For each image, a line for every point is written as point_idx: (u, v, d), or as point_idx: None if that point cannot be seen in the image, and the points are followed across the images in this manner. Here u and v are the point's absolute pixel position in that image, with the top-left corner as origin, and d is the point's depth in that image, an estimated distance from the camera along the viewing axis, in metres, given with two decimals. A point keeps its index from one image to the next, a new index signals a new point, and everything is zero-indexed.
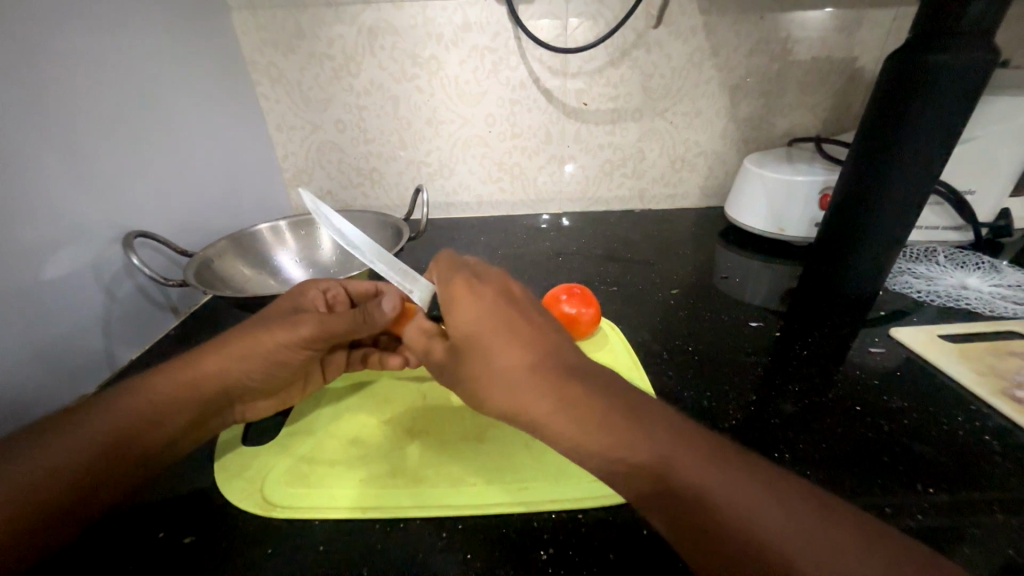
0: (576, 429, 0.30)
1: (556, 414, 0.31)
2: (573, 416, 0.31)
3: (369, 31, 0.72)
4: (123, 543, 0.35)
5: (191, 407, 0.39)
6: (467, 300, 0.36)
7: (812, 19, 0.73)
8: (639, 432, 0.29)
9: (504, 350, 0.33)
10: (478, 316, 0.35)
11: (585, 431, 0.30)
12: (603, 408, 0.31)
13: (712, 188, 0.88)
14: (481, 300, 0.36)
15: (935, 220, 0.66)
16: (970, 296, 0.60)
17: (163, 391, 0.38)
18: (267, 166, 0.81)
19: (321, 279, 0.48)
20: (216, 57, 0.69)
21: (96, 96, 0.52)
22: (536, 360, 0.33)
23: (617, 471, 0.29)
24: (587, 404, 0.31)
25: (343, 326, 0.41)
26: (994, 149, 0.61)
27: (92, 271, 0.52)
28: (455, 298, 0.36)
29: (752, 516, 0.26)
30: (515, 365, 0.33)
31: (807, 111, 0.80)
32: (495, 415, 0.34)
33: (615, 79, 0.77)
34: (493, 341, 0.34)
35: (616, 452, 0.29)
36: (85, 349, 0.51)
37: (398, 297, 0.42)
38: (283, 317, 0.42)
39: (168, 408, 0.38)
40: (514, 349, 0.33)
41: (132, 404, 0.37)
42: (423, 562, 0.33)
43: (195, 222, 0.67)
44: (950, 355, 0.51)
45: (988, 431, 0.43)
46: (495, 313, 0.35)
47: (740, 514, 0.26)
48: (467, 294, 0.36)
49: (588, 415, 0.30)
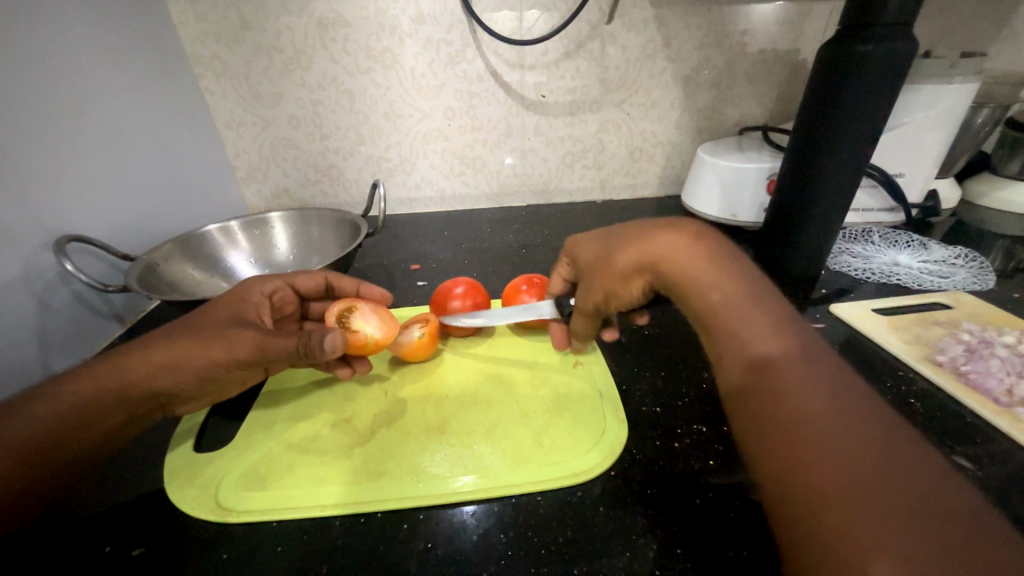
0: (667, 258, 0.40)
1: (666, 254, 0.40)
2: (692, 253, 0.40)
3: (319, 22, 0.70)
4: (67, 558, 0.34)
5: (118, 410, 0.37)
6: (587, 243, 0.47)
7: (757, 13, 0.76)
8: (699, 257, 0.39)
9: (623, 251, 0.42)
10: (596, 238, 0.47)
11: (682, 251, 0.40)
12: (678, 250, 0.40)
13: (670, 177, 0.90)
14: (594, 232, 0.48)
15: (870, 202, 0.71)
16: (900, 272, 0.65)
17: (92, 393, 0.36)
18: (217, 164, 0.78)
19: (265, 279, 0.47)
20: (154, 50, 0.66)
21: (19, 91, 0.48)
22: (637, 233, 0.43)
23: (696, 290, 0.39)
24: (673, 241, 0.41)
25: (285, 348, 0.39)
26: (919, 134, 0.66)
27: (22, 279, 0.49)
28: (580, 244, 0.48)
29: (762, 318, 0.36)
30: (635, 251, 0.41)
31: (755, 101, 0.84)
32: (643, 283, 0.42)
33: (572, 71, 0.78)
34: (613, 243, 0.44)
35: (693, 271, 0.39)
36: (16, 361, 0.48)
37: (340, 337, 0.40)
38: (221, 326, 0.39)
39: (97, 408, 0.36)
40: (630, 249, 0.42)
41: (50, 408, 0.35)
42: (384, 554, 0.33)
43: (137, 224, 0.63)
44: (881, 325, 0.55)
45: (913, 394, 0.47)
46: (600, 233, 0.47)
47: (765, 324, 0.36)
48: (582, 241, 0.48)
49: (671, 247, 0.40)
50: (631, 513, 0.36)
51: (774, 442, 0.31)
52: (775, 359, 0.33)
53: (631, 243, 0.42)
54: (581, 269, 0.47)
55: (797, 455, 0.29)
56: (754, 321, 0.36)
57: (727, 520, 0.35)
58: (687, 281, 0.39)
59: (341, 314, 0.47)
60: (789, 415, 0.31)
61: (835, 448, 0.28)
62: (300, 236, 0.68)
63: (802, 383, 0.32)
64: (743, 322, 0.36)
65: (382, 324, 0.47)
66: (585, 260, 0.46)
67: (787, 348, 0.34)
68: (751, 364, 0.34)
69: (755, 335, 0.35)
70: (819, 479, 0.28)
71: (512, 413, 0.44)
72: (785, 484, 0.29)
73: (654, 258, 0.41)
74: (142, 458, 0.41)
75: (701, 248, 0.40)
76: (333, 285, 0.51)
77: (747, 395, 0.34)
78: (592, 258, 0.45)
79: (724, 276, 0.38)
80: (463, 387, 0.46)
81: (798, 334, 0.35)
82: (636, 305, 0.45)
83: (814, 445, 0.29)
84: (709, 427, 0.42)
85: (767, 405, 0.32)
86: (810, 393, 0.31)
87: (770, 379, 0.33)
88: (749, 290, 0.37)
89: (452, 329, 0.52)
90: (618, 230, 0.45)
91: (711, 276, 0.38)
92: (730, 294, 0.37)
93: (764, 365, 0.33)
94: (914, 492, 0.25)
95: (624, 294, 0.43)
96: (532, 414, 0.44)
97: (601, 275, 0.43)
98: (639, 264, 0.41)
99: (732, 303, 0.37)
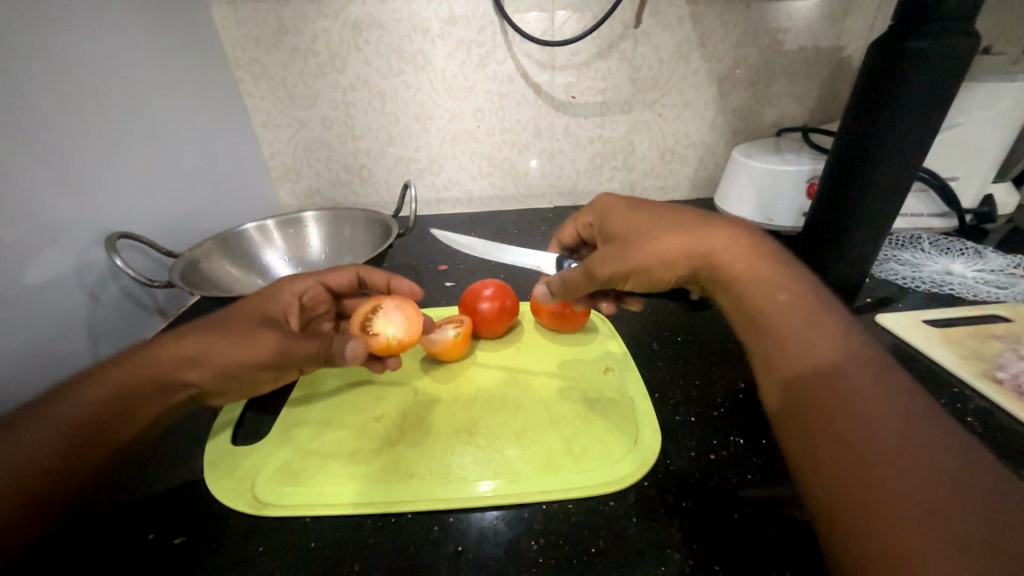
0: (720, 258, 0.40)
1: (706, 249, 0.40)
2: (742, 254, 0.40)
3: (354, 25, 0.71)
4: (112, 545, 0.35)
5: (161, 399, 0.39)
6: (621, 212, 0.45)
7: (798, 9, 0.73)
8: (757, 260, 0.39)
9: (663, 237, 0.41)
10: (626, 212, 0.44)
11: (733, 251, 0.40)
12: (727, 249, 0.40)
13: (702, 179, 0.88)
14: (623, 201, 0.46)
15: (919, 207, 0.67)
16: (953, 281, 0.61)
17: (132, 382, 0.38)
18: (254, 164, 0.80)
19: (298, 276, 0.48)
20: (199, 55, 0.68)
21: (77, 96, 0.51)
22: (679, 221, 0.42)
23: (747, 289, 0.38)
24: (720, 236, 0.41)
25: (308, 354, 0.39)
26: (976, 135, 0.62)
27: (75, 273, 0.51)
28: (608, 214, 0.45)
29: (823, 326, 0.35)
30: (677, 240, 0.40)
31: (794, 101, 0.81)
32: (682, 268, 0.41)
33: (603, 72, 0.77)
34: (648, 224, 0.42)
35: (743, 273, 0.39)
36: (69, 351, 0.51)
37: (363, 346, 0.40)
38: (251, 325, 0.40)
39: (143, 396, 0.38)
40: (671, 237, 0.41)
41: (91, 396, 0.36)
42: (414, 554, 0.34)
43: (180, 222, 0.66)
44: (933, 338, 0.52)
45: (970, 412, 0.44)
46: (631, 207, 0.45)
47: (829, 333, 0.34)
48: (615, 207, 0.46)
49: (720, 243, 0.40)
50: (666, 526, 0.35)
51: (826, 455, 0.29)
52: (832, 369, 0.32)
53: (672, 232, 0.41)
54: (607, 237, 0.45)
55: (854, 471, 0.28)
56: (815, 329, 0.35)
57: (768, 538, 0.33)
58: (738, 278, 0.39)
59: (368, 315, 0.48)
60: (845, 431, 0.29)
61: (904, 469, 0.27)
62: (332, 235, 0.69)
63: (863, 396, 0.30)
64: (800, 329, 0.35)
65: (406, 323, 0.46)
66: (612, 230, 0.44)
67: (850, 359, 0.32)
68: (807, 371, 0.33)
69: (813, 342, 0.34)
70: (880, 499, 0.26)
71: (542, 417, 0.43)
72: (839, 501, 0.28)
73: (694, 248, 0.40)
74: (183, 448, 0.42)
75: (758, 255, 0.40)
76: (365, 281, 0.52)
77: (798, 402, 0.32)
78: (623, 231, 0.43)
79: (780, 279, 0.38)
80: (492, 389, 0.46)
81: (864, 347, 0.33)
82: (655, 288, 0.43)
83: (873, 462, 0.28)
84: (746, 440, 0.41)
85: (822, 416, 0.31)
86: (871, 409, 0.30)
87: (827, 389, 0.31)
88: (815, 299, 0.37)
89: (481, 330, 0.52)
90: (655, 211, 0.43)
91: (767, 279, 0.38)
92: (795, 299, 0.37)
93: (828, 374, 0.32)
94: (984, 520, 0.24)
95: (656, 275, 0.41)
96: (561, 420, 0.43)
97: (635, 249, 0.41)
98: (684, 252, 0.40)
99: (797, 307, 0.36)
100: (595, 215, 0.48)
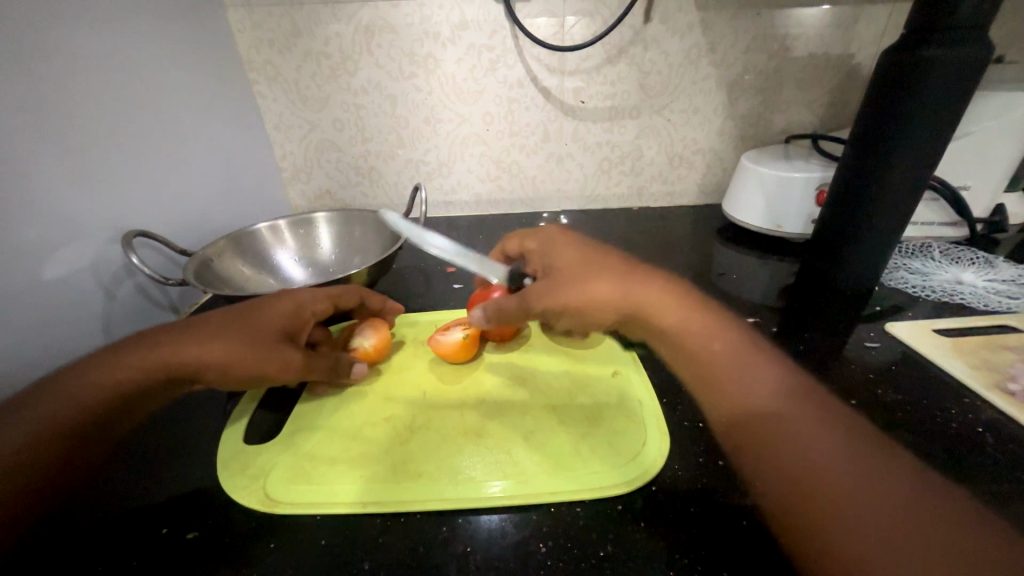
0: (645, 308, 0.47)
1: (635, 300, 0.47)
2: (666, 306, 0.47)
3: (366, 30, 0.72)
4: (126, 538, 0.35)
5: (168, 388, 0.40)
6: (563, 254, 0.52)
7: (808, 16, 0.73)
8: (683, 310, 0.46)
9: (595, 284, 0.47)
10: (571, 256, 0.51)
11: (659, 301, 0.47)
12: (659, 301, 0.47)
13: (710, 185, 0.88)
14: (568, 246, 0.53)
15: (930, 215, 0.67)
16: (964, 291, 0.61)
17: (122, 377, 0.38)
18: (265, 165, 0.81)
19: (318, 292, 0.48)
20: (214, 57, 0.69)
21: (94, 97, 0.52)
22: (615, 273, 0.49)
23: (684, 336, 0.45)
24: (642, 284, 0.48)
25: (320, 370, 0.44)
26: (989, 144, 0.62)
27: (92, 270, 0.52)
28: (556, 253, 0.52)
29: (752, 372, 0.40)
30: (607, 287, 0.47)
31: (804, 108, 0.80)
32: (601, 311, 0.47)
33: (612, 77, 0.77)
34: (587, 271, 0.49)
35: (674, 324, 0.46)
36: (86, 347, 0.52)
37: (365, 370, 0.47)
38: (269, 336, 0.42)
39: (150, 388, 0.39)
40: (601, 286, 0.47)
41: (79, 388, 0.37)
42: (423, 555, 0.34)
43: (194, 221, 0.67)
44: (943, 347, 0.52)
45: (981, 423, 0.44)
46: (578, 253, 0.51)
47: (760, 378, 0.40)
48: (562, 249, 0.52)
49: (642, 291, 0.47)
50: (674, 532, 0.34)
51: (779, 476, 0.34)
52: (772, 396, 0.38)
53: (603, 281, 0.47)
54: (549, 271, 0.50)
55: (806, 487, 0.33)
56: (747, 375, 0.40)
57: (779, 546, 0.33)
58: (671, 326, 0.46)
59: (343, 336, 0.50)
60: (795, 455, 0.34)
61: (855, 500, 0.31)
62: (343, 236, 0.70)
63: (805, 435, 0.35)
64: (732, 375, 0.41)
65: (377, 332, 0.50)
66: (555, 268, 0.50)
67: (783, 401, 0.38)
68: (748, 398, 0.39)
69: (750, 387, 0.39)
70: (845, 532, 0.30)
71: (550, 420, 0.43)
72: (814, 543, 0.30)
73: (618, 296, 0.47)
74: (196, 445, 0.43)
75: (682, 307, 0.47)
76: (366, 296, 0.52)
77: (747, 429, 0.38)
78: (564, 271, 0.49)
79: (709, 326, 0.45)
80: (501, 392, 0.46)
81: (792, 388, 0.39)
82: (581, 323, 0.48)
83: (818, 477, 0.33)
84: None
85: (775, 460, 0.35)
86: (815, 448, 0.34)
87: (773, 433, 0.36)
88: (741, 346, 0.43)
89: (491, 334, 0.52)
90: (594, 260, 0.50)
91: (690, 328, 0.45)
92: (723, 349, 0.43)
93: (771, 418, 0.37)
94: (922, 545, 0.28)
95: (580, 315, 0.47)
96: (570, 421, 0.43)
97: (568, 290, 0.46)
98: (607, 301, 0.47)
99: (729, 355, 0.42)
100: (543, 250, 0.53)
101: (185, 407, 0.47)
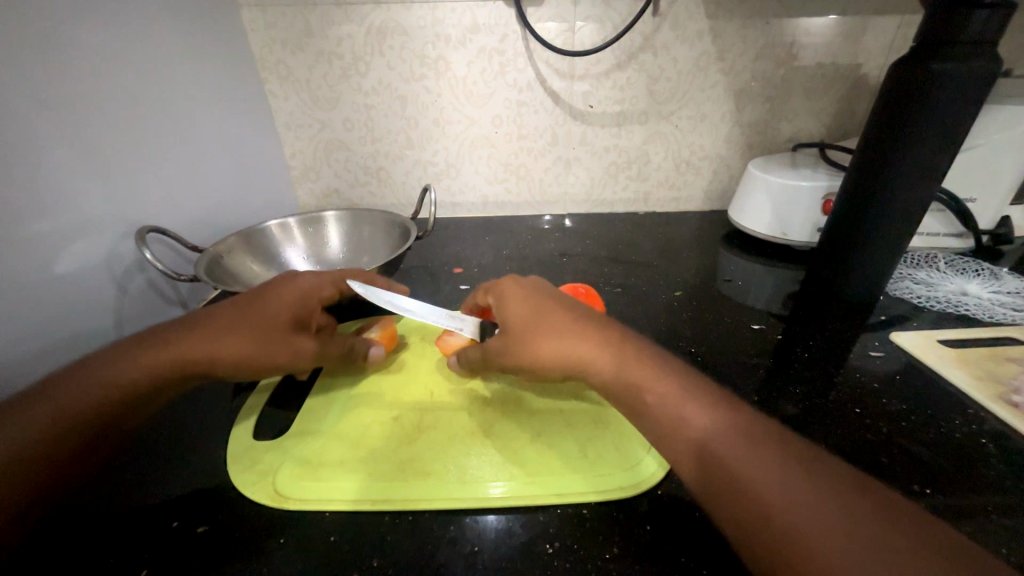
0: (598, 362, 0.40)
1: (587, 354, 0.40)
2: (612, 354, 0.40)
3: (378, 31, 0.73)
4: (136, 530, 0.36)
5: (178, 386, 0.40)
6: (514, 299, 0.45)
7: (817, 26, 0.73)
8: (629, 351, 0.40)
9: (547, 341, 0.41)
10: (520, 301, 0.45)
11: (605, 347, 0.40)
12: (611, 348, 0.40)
13: (716, 192, 0.89)
14: (517, 291, 0.46)
15: (936, 226, 0.67)
16: (969, 302, 0.61)
17: (130, 373, 0.38)
18: (275, 163, 0.82)
19: (322, 278, 0.48)
20: (227, 56, 0.70)
21: (109, 93, 0.53)
22: (569, 324, 0.42)
23: (630, 381, 0.39)
24: (599, 348, 0.40)
25: (335, 354, 0.46)
26: (995, 157, 0.62)
27: (104, 264, 0.53)
28: (506, 300, 0.45)
29: (693, 405, 0.36)
30: (561, 339, 0.41)
31: (811, 117, 0.81)
32: (556, 370, 0.41)
33: (621, 82, 0.78)
34: (540, 320, 0.42)
35: (619, 368, 0.39)
36: (98, 341, 0.52)
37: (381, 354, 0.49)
38: (281, 327, 0.43)
39: (161, 386, 0.39)
40: (554, 342, 0.41)
41: (90, 387, 0.37)
42: (431, 553, 0.34)
43: (204, 218, 0.68)
44: (948, 358, 0.52)
45: (984, 434, 0.44)
46: (527, 299, 0.45)
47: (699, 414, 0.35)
48: (512, 294, 0.46)
49: (597, 354, 0.40)
50: (680, 535, 0.35)
51: (757, 548, 0.30)
52: (719, 444, 0.34)
53: (555, 336, 0.41)
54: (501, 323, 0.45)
55: (788, 558, 0.28)
56: (690, 409, 0.36)
57: None
58: (620, 376, 0.39)
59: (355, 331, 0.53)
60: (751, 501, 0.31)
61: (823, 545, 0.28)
62: (351, 235, 0.70)
63: (756, 471, 0.32)
64: (673, 410, 0.36)
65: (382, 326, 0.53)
66: (506, 318, 0.44)
67: (725, 436, 0.34)
68: (699, 452, 0.34)
69: (692, 420, 0.35)
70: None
71: (557, 422, 0.44)
72: None
73: (573, 351, 0.40)
74: (205, 440, 0.43)
75: (632, 355, 0.40)
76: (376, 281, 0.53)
77: (708, 492, 0.33)
78: (517, 322, 0.43)
79: (659, 375, 0.38)
80: (508, 393, 0.47)
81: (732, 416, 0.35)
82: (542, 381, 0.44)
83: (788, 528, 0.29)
84: None
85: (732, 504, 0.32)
86: (768, 488, 0.31)
87: (724, 473, 0.33)
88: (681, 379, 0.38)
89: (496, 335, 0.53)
90: (544, 305, 0.44)
91: (638, 367, 0.39)
92: (662, 384, 0.38)
93: (717, 459, 0.33)
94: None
95: (539, 375, 0.42)
96: (576, 424, 0.44)
97: (521, 348, 0.41)
98: (562, 363, 0.41)
99: (670, 391, 0.37)
100: (495, 296, 0.47)
101: (194, 401, 0.47)
